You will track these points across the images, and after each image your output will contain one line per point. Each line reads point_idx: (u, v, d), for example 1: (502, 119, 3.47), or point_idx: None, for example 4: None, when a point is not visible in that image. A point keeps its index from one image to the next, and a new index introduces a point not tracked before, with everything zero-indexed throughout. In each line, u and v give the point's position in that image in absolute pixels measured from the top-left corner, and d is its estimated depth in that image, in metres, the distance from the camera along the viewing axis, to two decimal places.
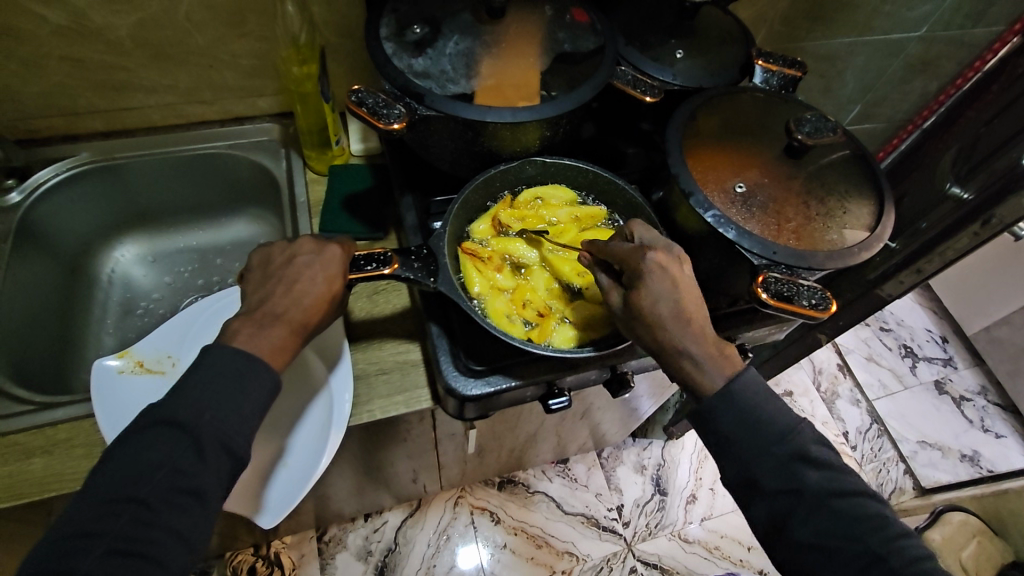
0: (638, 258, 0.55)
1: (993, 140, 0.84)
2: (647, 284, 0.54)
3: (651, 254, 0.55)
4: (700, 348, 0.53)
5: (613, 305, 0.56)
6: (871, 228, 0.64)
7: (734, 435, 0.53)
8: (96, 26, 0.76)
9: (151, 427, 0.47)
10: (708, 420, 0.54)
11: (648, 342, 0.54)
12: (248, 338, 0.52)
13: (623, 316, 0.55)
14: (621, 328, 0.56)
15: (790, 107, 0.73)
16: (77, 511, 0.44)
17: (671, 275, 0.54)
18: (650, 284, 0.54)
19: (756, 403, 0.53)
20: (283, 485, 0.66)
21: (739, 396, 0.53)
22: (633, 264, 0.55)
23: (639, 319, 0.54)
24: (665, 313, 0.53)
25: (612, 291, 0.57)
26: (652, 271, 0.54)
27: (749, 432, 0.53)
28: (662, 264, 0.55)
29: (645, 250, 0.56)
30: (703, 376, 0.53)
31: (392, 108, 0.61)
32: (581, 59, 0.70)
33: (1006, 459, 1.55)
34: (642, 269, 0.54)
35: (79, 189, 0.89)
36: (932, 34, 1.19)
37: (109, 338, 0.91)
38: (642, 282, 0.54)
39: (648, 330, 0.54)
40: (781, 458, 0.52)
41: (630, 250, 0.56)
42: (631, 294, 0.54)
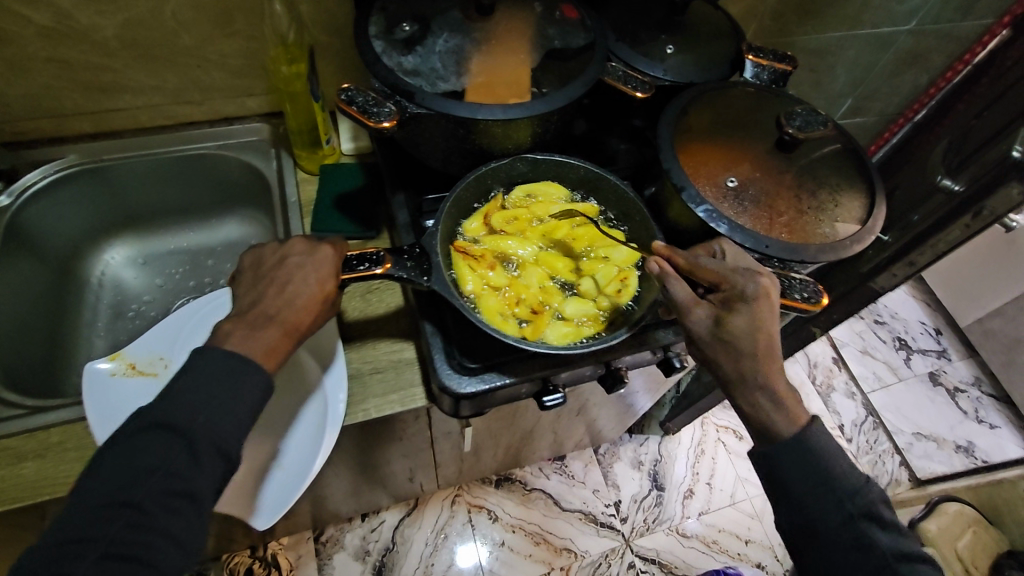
0: (741, 282, 0.54)
1: (985, 132, 0.84)
2: (746, 310, 0.53)
3: (760, 282, 0.54)
4: (781, 388, 0.53)
5: (698, 323, 0.54)
6: (863, 220, 0.64)
7: (796, 482, 0.53)
8: (82, 27, 0.75)
9: (144, 430, 0.47)
10: (769, 465, 0.54)
11: (730, 369, 0.53)
12: (240, 340, 0.52)
13: (706, 338, 0.54)
14: (698, 349, 0.55)
15: (781, 101, 0.72)
16: (69, 516, 0.43)
17: (771, 306, 0.54)
18: (750, 312, 0.53)
19: (824, 452, 0.53)
20: (278, 485, 0.66)
21: (810, 447, 0.53)
22: (734, 287, 0.54)
23: (725, 346, 0.53)
24: (760, 342, 0.53)
25: (696, 309, 0.55)
26: (757, 298, 0.54)
27: (819, 484, 0.53)
28: (767, 293, 0.54)
29: (752, 276, 0.55)
30: (776, 417, 0.53)
31: (382, 106, 0.61)
32: (572, 55, 0.70)
33: (1001, 448, 1.56)
34: (746, 295, 0.54)
35: (68, 191, 0.88)
36: (921, 28, 1.19)
37: (100, 341, 0.91)
38: (744, 307, 0.53)
39: (738, 355, 0.53)
40: (851, 515, 0.52)
41: (734, 272, 0.55)
42: (726, 316, 0.54)
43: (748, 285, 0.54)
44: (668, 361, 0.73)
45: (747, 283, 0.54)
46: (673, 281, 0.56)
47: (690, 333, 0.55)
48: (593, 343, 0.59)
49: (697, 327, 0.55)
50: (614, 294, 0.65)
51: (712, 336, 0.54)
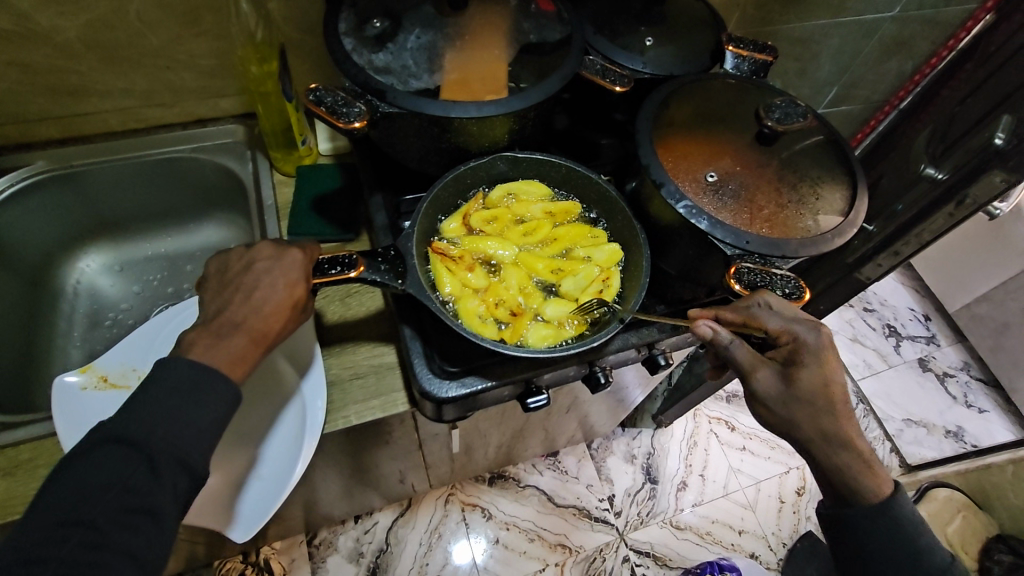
0: (805, 336, 0.56)
1: (968, 119, 0.84)
2: (812, 365, 0.55)
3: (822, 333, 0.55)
4: (863, 445, 0.55)
5: (765, 384, 0.55)
6: (845, 213, 0.64)
7: (874, 547, 0.58)
8: (42, 29, 0.73)
9: (103, 445, 0.46)
10: (852, 532, 0.59)
11: (809, 429, 0.54)
12: (205, 350, 0.51)
13: (778, 398, 0.55)
14: (768, 410, 0.56)
15: (762, 91, 0.71)
16: (17, 535, 0.42)
17: (834, 356, 0.56)
18: (816, 366, 0.55)
19: (905, 524, 0.58)
20: (255, 496, 0.65)
21: (895, 511, 0.57)
22: (794, 339, 0.56)
23: (800, 402, 0.54)
24: (831, 396, 0.54)
25: (760, 367, 0.56)
26: (821, 351, 0.55)
27: (901, 553, 0.58)
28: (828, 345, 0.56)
29: (811, 327, 0.56)
30: (871, 479, 0.57)
31: (352, 106, 0.59)
32: (549, 50, 0.68)
33: (990, 432, 1.57)
34: (807, 348, 0.55)
35: (38, 199, 0.86)
36: (906, 14, 1.18)
37: (76, 352, 0.90)
38: (809, 362, 0.55)
39: (815, 413, 0.54)
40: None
41: (794, 325, 0.56)
42: (793, 372, 0.55)
43: (808, 337, 0.55)
44: (653, 359, 0.72)
45: (808, 335, 0.55)
46: (734, 342, 0.57)
47: (756, 393, 0.56)
48: (574, 346, 0.58)
49: (764, 387, 0.56)
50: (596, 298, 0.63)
51: (783, 395, 0.55)
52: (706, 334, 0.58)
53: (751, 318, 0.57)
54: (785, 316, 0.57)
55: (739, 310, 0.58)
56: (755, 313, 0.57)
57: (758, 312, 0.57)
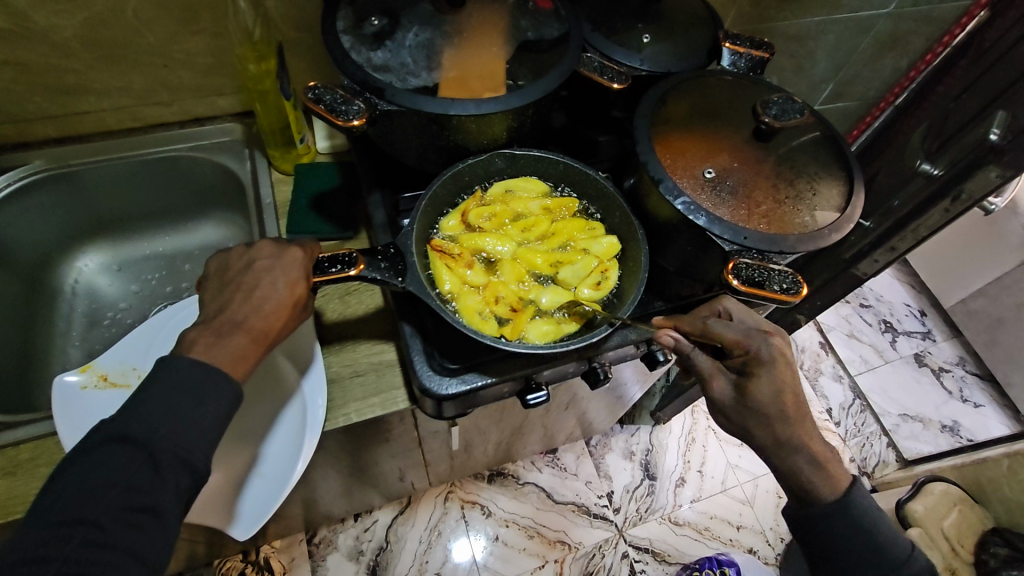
0: (760, 346, 0.56)
1: (963, 115, 0.84)
2: (767, 376, 0.56)
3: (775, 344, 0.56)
4: (816, 446, 0.57)
5: (719, 393, 0.58)
6: (842, 208, 0.64)
7: (841, 545, 0.60)
8: (39, 28, 0.72)
9: (104, 443, 0.46)
10: (818, 529, 0.60)
11: (763, 435, 0.57)
12: (206, 348, 0.51)
13: (733, 407, 0.58)
14: (726, 416, 0.59)
15: (759, 87, 0.72)
16: (20, 534, 0.42)
17: (787, 365, 0.56)
18: (770, 377, 0.56)
19: (866, 520, 0.60)
20: (256, 493, 0.65)
21: (856, 507, 0.59)
22: (747, 352, 0.57)
23: (751, 412, 0.57)
24: (784, 404, 0.56)
25: (717, 376, 0.58)
26: (774, 363, 0.56)
27: (865, 551, 0.59)
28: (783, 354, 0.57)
29: (764, 340, 0.56)
30: (823, 480, 0.59)
31: (351, 104, 0.59)
32: (547, 47, 0.68)
33: (985, 427, 1.58)
34: (760, 361, 0.56)
35: (35, 199, 0.86)
36: (901, 11, 1.19)
37: (75, 351, 0.90)
38: (761, 374, 0.56)
39: (767, 421, 0.56)
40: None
41: (749, 336, 0.57)
42: (748, 383, 0.57)
43: (760, 350, 0.56)
44: (652, 355, 0.72)
45: (761, 348, 0.56)
46: (695, 350, 0.59)
47: (714, 400, 0.59)
48: (574, 341, 0.58)
49: (720, 395, 0.58)
50: (593, 288, 0.64)
51: (737, 404, 0.57)
52: (668, 343, 0.59)
53: (706, 330, 0.58)
54: (740, 328, 0.57)
55: (695, 321, 0.59)
56: (710, 326, 0.58)
57: (712, 326, 0.58)
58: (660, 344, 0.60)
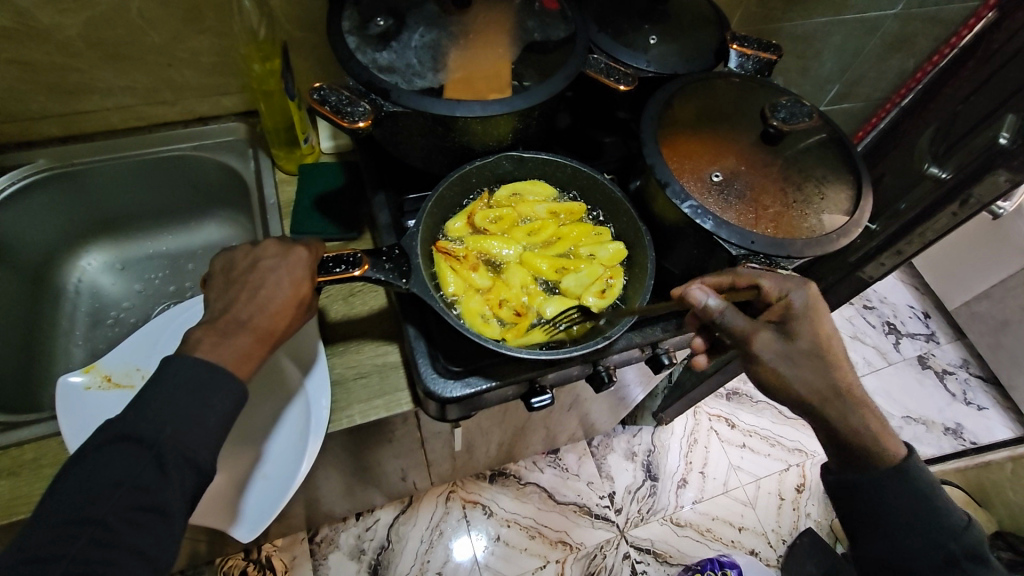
0: (794, 292, 0.56)
1: (972, 117, 0.84)
2: (807, 321, 0.56)
3: (808, 289, 0.57)
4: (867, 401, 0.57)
5: (768, 347, 0.55)
6: (850, 212, 0.64)
7: (900, 519, 0.57)
8: (43, 26, 0.72)
9: (108, 444, 0.45)
10: (870, 493, 0.58)
11: (813, 384, 0.55)
12: (211, 348, 0.51)
13: (782, 359, 0.55)
14: (772, 374, 0.55)
15: (766, 89, 0.71)
16: (25, 534, 0.41)
17: (823, 310, 0.57)
18: (809, 321, 0.56)
19: (922, 492, 0.58)
20: (259, 495, 0.65)
21: (905, 472, 0.57)
22: (786, 297, 0.56)
23: (800, 360, 0.55)
24: (825, 347, 0.56)
25: (761, 332, 0.56)
26: (812, 307, 0.56)
27: (924, 522, 0.57)
28: (816, 298, 0.57)
29: (800, 284, 0.57)
30: (875, 442, 0.57)
31: (356, 105, 0.59)
32: (553, 48, 0.68)
33: (989, 430, 1.58)
34: (799, 305, 0.56)
35: (39, 197, 0.85)
36: (908, 12, 1.18)
37: (78, 350, 0.90)
38: (803, 320, 0.56)
39: (815, 368, 0.56)
40: (954, 554, 0.56)
41: (784, 286, 0.57)
42: (792, 331, 0.56)
43: (799, 294, 0.56)
44: (657, 358, 0.72)
45: (800, 292, 0.57)
46: (728, 308, 0.54)
47: (761, 359, 0.55)
48: (575, 348, 0.57)
49: (767, 350, 0.55)
50: (598, 296, 0.63)
51: (785, 354, 0.55)
52: (698, 302, 0.54)
53: (739, 277, 0.56)
54: (775, 277, 0.57)
55: (724, 273, 0.57)
56: (745, 272, 0.57)
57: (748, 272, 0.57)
58: (697, 297, 0.54)
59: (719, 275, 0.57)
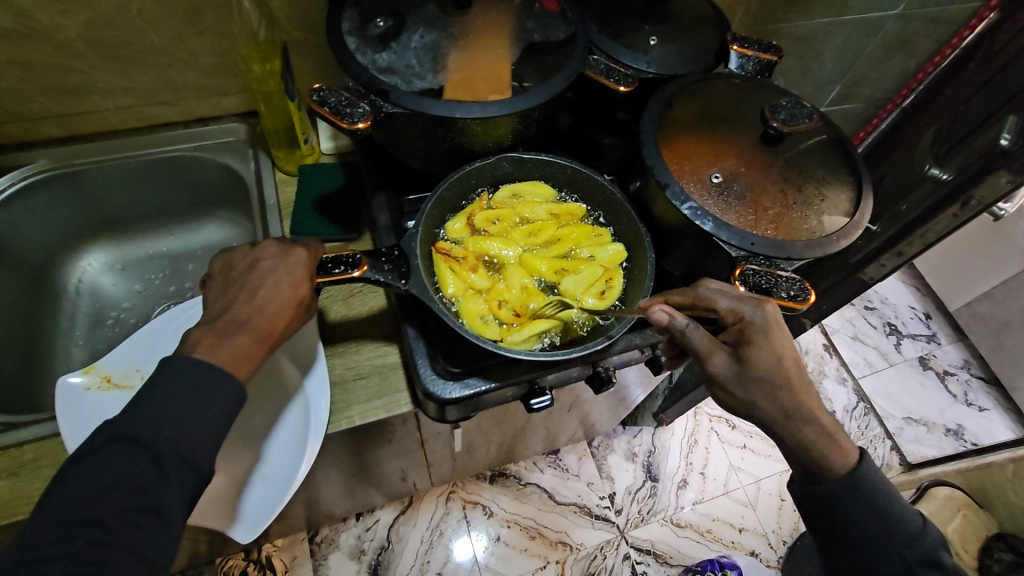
0: (751, 313, 0.54)
1: (973, 118, 0.83)
2: (764, 342, 0.53)
3: (766, 309, 0.54)
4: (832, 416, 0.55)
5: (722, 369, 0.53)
6: (850, 214, 0.63)
7: (856, 528, 0.55)
8: (43, 27, 0.72)
9: (107, 444, 0.45)
10: (825, 504, 0.56)
11: (768, 408, 0.53)
12: (209, 348, 0.51)
13: (736, 382, 0.53)
14: (729, 396, 0.53)
15: (766, 90, 0.71)
16: (23, 535, 0.41)
17: (783, 331, 0.54)
18: (767, 343, 0.53)
19: (877, 497, 0.56)
20: (258, 496, 0.65)
21: (864, 481, 0.55)
22: (742, 318, 0.54)
23: (755, 383, 0.53)
24: (784, 371, 0.53)
25: (716, 353, 0.53)
26: (770, 327, 0.53)
27: (880, 529, 0.55)
28: (776, 318, 0.54)
29: (757, 305, 0.54)
30: (831, 451, 0.54)
31: (356, 106, 0.59)
32: (553, 48, 0.68)
33: (990, 431, 1.57)
34: (756, 326, 0.53)
35: (39, 197, 0.85)
36: (909, 12, 1.18)
37: (78, 351, 0.90)
38: (758, 341, 0.53)
39: (773, 391, 0.53)
40: (912, 563, 0.55)
41: (741, 305, 0.54)
42: (747, 352, 0.53)
43: (755, 314, 0.53)
44: (657, 360, 0.72)
45: (755, 313, 0.54)
46: (690, 326, 0.53)
47: (716, 382, 0.53)
48: (574, 350, 0.57)
49: (721, 373, 0.53)
50: (596, 299, 0.64)
51: (739, 377, 0.53)
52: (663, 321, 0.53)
53: (699, 298, 0.55)
54: (732, 296, 0.55)
55: (687, 292, 0.56)
56: (705, 292, 0.55)
57: (706, 292, 0.55)
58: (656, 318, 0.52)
59: (681, 295, 0.57)
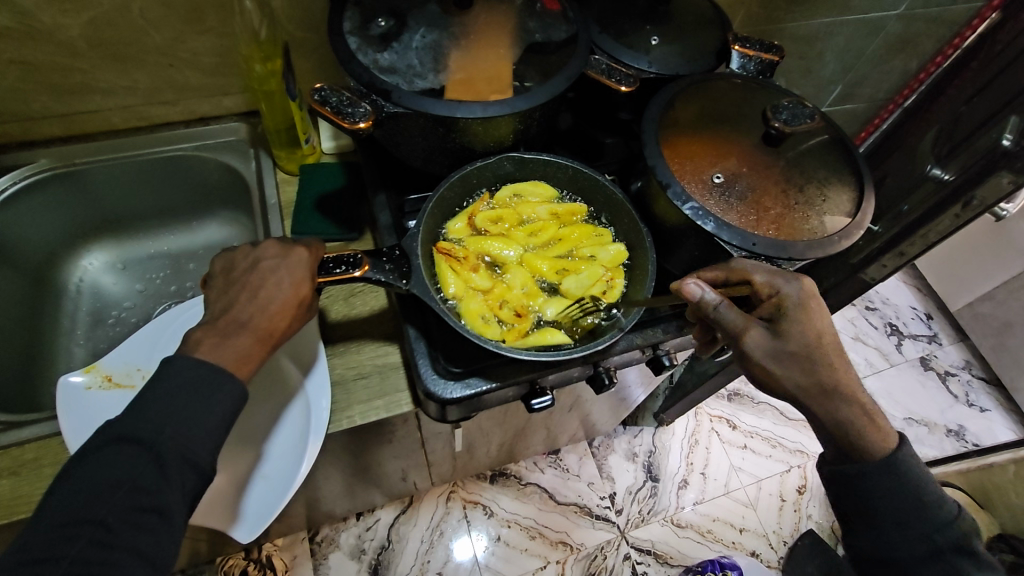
0: (787, 287, 0.55)
1: (975, 118, 0.83)
2: (799, 316, 0.55)
3: (801, 283, 0.55)
4: (862, 397, 0.56)
5: (758, 343, 0.54)
6: (852, 214, 0.63)
7: (888, 509, 0.56)
8: (45, 26, 0.72)
9: (108, 445, 0.45)
10: (860, 486, 0.57)
11: (804, 382, 0.54)
12: (210, 348, 0.51)
13: (773, 355, 0.54)
14: (763, 370, 0.55)
15: (768, 90, 0.70)
16: (25, 536, 0.41)
17: (816, 306, 0.56)
18: (802, 316, 0.55)
19: (911, 481, 0.56)
20: (259, 496, 0.65)
21: (899, 464, 0.56)
22: (778, 293, 0.55)
23: (791, 356, 0.54)
24: (816, 345, 0.55)
25: (752, 327, 0.55)
26: (805, 301, 0.55)
27: (909, 514, 0.56)
28: (810, 293, 0.56)
29: (792, 279, 0.56)
30: (870, 434, 0.56)
31: (357, 106, 0.59)
32: (554, 48, 0.68)
33: (992, 432, 1.57)
34: (792, 301, 0.55)
35: (40, 196, 0.86)
36: (911, 13, 1.18)
37: (79, 350, 0.90)
38: (794, 315, 0.55)
39: (808, 365, 0.54)
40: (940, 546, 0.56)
41: (777, 280, 0.56)
42: (783, 326, 0.55)
43: (791, 289, 0.55)
44: (658, 360, 0.72)
45: (791, 287, 0.55)
46: (723, 301, 0.54)
47: (752, 356, 0.54)
48: (576, 350, 0.57)
49: (758, 346, 0.54)
50: (599, 299, 0.63)
51: (775, 350, 0.54)
52: (694, 295, 0.54)
53: (733, 271, 0.56)
54: (767, 270, 0.56)
55: (721, 267, 0.57)
56: (739, 267, 0.57)
57: (742, 266, 0.56)
58: (691, 292, 0.54)
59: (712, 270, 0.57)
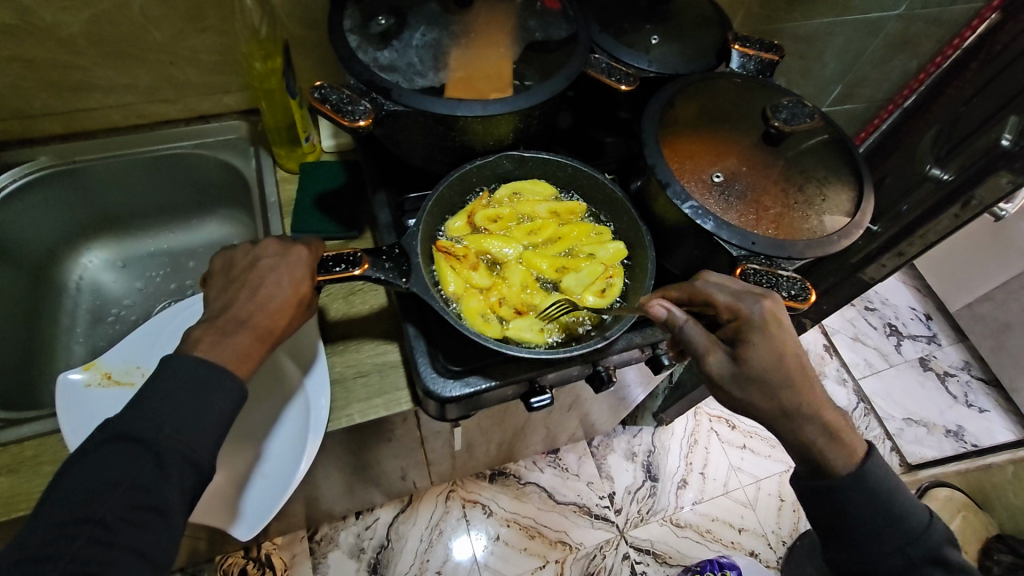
0: (749, 308, 0.52)
1: (975, 118, 0.83)
2: (761, 340, 0.51)
3: (764, 305, 0.52)
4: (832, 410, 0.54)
5: (719, 368, 0.52)
6: (851, 214, 0.63)
7: (862, 520, 0.55)
8: (45, 24, 0.72)
9: (107, 443, 0.45)
10: (834, 501, 0.55)
11: (771, 405, 0.52)
12: (210, 347, 0.51)
13: (733, 381, 0.52)
14: (727, 395, 0.53)
15: (768, 90, 0.70)
16: (24, 534, 0.41)
17: (784, 327, 0.52)
18: (765, 340, 0.51)
19: (883, 491, 0.55)
20: (259, 494, 0.65)
21: (870, 477, 0.55)
22: (737, 315, 0.52)
23: (753, 382, 0.51)
24: (785, 370, 0.51)
25: (713, 351, 0.52)
26: (768, 324, 0.52)
27: (887, 526, 0.55)
28: (776, 314, 0.52)
29: (757, 300, 0.52)
30: (837, 450, 0.54)
31: (357, 104, 0.59)
32: (554, 48, 0.68)
33: (991, 432, 1.57)
34: (753, 323, 0.52)
35: (40, 194, 0.86)
36: (911, 13, 1.18)
37: (79, 348, 0.90)
38: (754, 339, 0.51)
39: (773, 390, 0.51)
40: (913, 558, 0.55)
41: (739, 301, 0.53)
42: (744, 351, 0.52)
43: (752, 310, 0.52)
44: (657, 359, 0.72)
45: (753, 309, 0.52)
46: (690, 320, 0.53)
47: (713, 380, 0.53)
48: (575, 348, 0.58)
49: (718, 371, 0.52)
50: (598, 295, 0.64)
51: (737, 376, 0.52)
52: (659, 315, 0.54)
53: (696, 292, 0.55)
54: (731, 291, 0.54)
55: (685, 286, 0.56)
56: (701, 287, 0.54)
57: (702, 287, 0.54)
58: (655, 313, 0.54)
59: (680, 289, 0.56)
